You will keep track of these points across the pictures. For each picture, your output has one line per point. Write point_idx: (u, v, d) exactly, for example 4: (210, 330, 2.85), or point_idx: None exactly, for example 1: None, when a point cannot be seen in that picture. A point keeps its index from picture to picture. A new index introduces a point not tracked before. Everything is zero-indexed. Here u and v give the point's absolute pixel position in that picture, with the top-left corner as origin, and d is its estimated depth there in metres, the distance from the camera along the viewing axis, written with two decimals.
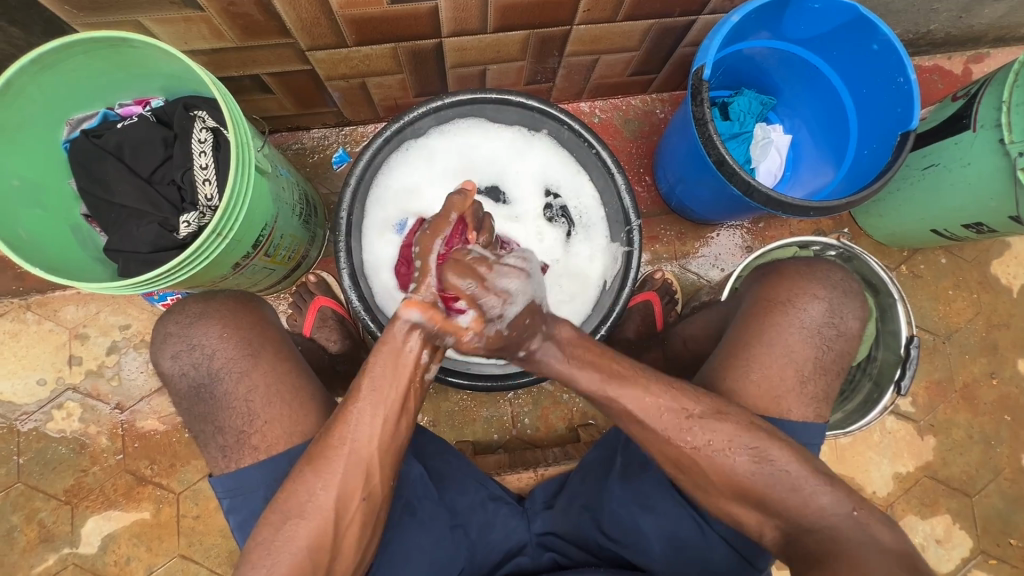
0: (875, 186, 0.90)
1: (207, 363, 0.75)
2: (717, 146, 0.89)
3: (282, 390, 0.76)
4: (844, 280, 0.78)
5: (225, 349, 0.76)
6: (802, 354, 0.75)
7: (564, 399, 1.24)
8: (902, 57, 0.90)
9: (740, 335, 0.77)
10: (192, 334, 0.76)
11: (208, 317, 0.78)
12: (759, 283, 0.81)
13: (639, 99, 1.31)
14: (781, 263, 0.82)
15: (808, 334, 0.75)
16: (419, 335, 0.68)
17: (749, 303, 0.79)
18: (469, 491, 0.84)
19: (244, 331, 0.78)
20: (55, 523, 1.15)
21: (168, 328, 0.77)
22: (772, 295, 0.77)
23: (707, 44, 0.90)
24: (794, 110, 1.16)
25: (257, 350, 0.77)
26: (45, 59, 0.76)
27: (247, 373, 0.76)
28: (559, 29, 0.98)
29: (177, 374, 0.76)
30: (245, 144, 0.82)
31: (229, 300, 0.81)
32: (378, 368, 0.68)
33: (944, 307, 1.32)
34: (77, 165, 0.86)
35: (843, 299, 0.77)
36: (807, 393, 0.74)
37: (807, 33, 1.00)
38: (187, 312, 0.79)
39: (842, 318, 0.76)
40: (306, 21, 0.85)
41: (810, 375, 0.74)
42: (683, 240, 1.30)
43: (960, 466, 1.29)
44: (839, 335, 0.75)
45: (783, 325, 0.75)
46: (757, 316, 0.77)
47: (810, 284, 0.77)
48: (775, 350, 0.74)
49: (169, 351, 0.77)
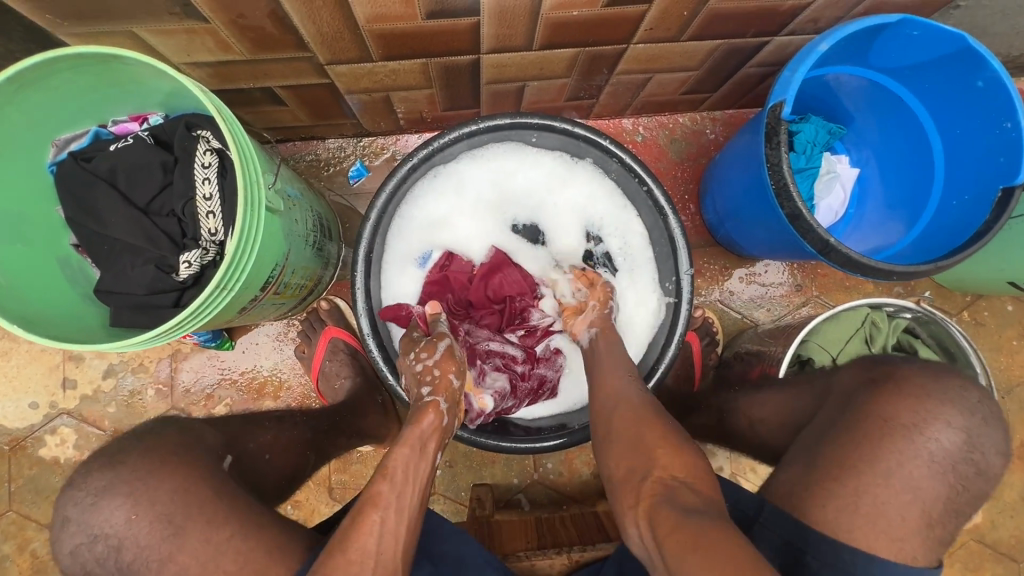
0: (970, 249, 0.78)
1: (113, 558, 0.65)
2: (792, 198, 0.78)
3: (223, 562, 0.65)
4: (983, 404, 0.66)
5: (133, 537, 0.65)
6: (930, 491, 0.63)
7: (590, 443, 1.16)
8: (1013, 99, 0.77)
9: (848, 461, 0.64)
10: (93, 522, 0.66)
11: (112, 493, 0.66)
12: (869, 395, 0.69)
13: (687, 117, 1.18)
14: (899, 371, 0.70)
15: (938, 470, 0.63)
16: (436, 439, 0.71)
17: (856, 420, 0.67)
18: (495, 574, 0.75)
19: (160, 507, 0.66)
20: (49, 554, 1.09)
21: (69, 512, 0.67)
22: (892, 414, 0.65)
23: (788, 76, 0.78)
24: (865, 141, 1.04)
25: (179, 527, 0.65)
26: (24, 77, 0.65)
27: (169, 559, 0.64)
28: (612, 48, 0.86)
29: (80, 570, 0.67)
30: (254, 180, 0.71)
31: (144, 460, 0.69)
32: (397, 470, 0.66)
33: (1007, 358, 1.22)
34: (64, 192, 0.76)
35: (983, 428, 0.65)
36: (934, 539, 0.62)
37: (896, 61, 0.87)
38: (87, 487, 0.68)
39: (981, 453, 0.64)
40: (327, 35, 0.74)
41: (941, 517, 0.63)
42: (726, 275, 1.19)
43: (1009, 530, 1.20)
44: (977, 474, 0.64)
45: (907, 457, 0.63)
46: (875, 438, 0.65)
47: (943, 407, 0.65)
48: (893, 486, 0.62)
49: (68, 543, 0.67)
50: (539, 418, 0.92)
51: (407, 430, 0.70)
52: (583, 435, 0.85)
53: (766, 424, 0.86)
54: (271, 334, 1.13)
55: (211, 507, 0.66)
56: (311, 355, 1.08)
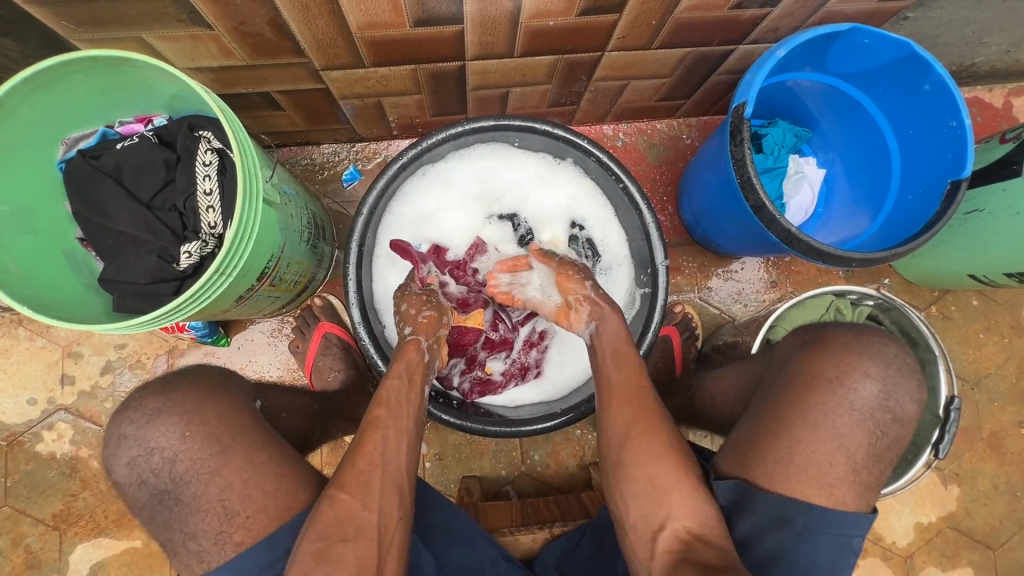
0: (922, 237, 0.84)
1: (168, 469, 0.69)
2: (755, 191, 0.84)
3: (261, 481, 0.69)
4: (899, 356, 0.74)
5: (187, 450, 0.69)
6: (854, 439, 0.71)
7: (576, 435, 1.19)
8: (956, 100, 0.84)
9: (783, 413, 0.72)
10: (149, 435, 0.70)
11: (168, 414, 0.71)
12: (801, 353, 0.77)
13: (665, 123, 1.25)
14: (827, 333, 0.78)
15: (859, 417, 0.71)
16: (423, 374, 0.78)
17: (789, 377, 0.75)
18: (483, 546, 0.79)
19: (210, 427, 0.71)
20: (42, 549, 1.10)
21: (124, 429, 0.71)
22: (816, 370, 0.74)
23: (749, 79, 0.85)
24: (830, 143, 1.10)
25: (227, 446, 0.70)
26: (40, 77, 0.70)
27: (217, 474, 0.68)
28: (589, 55, 0.92)
29: (135, 482, 0.70)
30: (253, 174, 0.76)
31: (193, 388, 0.74)
32: (391, 399, 0.73)
33: (974, 351, 1.27)
34: (72, 188, 0.80)
35: (899, 378, 0.73)
36: (860, 482, 0.70)
37: (851, 67, 0.94)
38: (144, 407, 0.72)
39: (898, 401, 0.73)
40: (322, 42, 0.79)
41: (862, 462, 0.70)
42: (705, 272, 1.24)
43: (983, 518, 1.24)
44: (895, 420, 0.72)
45: (832, 407, 0.71)
46: (801, 391, 0.73)
47: (862, 360, 0.73)
48: (823, 436, 0.70)
49: (124, 457, 0.70)
50: (522, 405, 0.96)
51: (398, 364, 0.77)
52: (571, 417, 0.89)
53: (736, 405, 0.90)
54: (267, 330, 1.17)
55: (235, 446, 0.70)
56: (305, 350, 1.11)
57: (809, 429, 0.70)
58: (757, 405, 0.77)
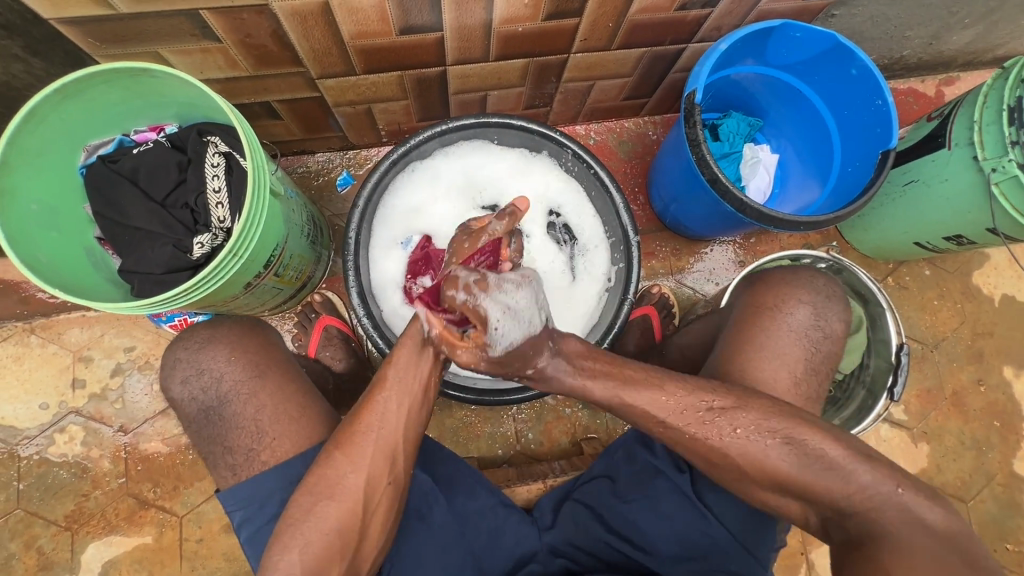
0: (860, 200, 0.95)
1: (215, 387, 0.77)
2: (709, 166, 0.96)
3: (288, 407, 0.77)
4: (826, 285, 0.88)
5: (232, 371, 0.78)
6: (793, 355, 0.82)
7: (567, 413, 1.26)
8: (878, 81, 0.97)
9: (737, 340, 0.84)
10: (201, 359, 0.79)
11: (217, 343, 0.80)
12: (749, 292, 0.90)
13: (632, 121, 1.36)
14: (767, 273, 0.92)
15: (796, 336, 0.83)
16: (437, 343, 0.74)
17: (741, 312, 0.88)
18: (479, 496, 0.85)
19: (251, 354, 0.80)
20: (54, 550, 1.13)
21: (178, 354, 0.80)
22: (760, 301, 0.86)
23: (697, 70, 0.96)
24: (780, 131, 1.23)
25: (265, 371, 0.79)
26: (67, 88, 0.79)
27: (254, 395, 0.77)
28: (556, 57, 1.04)
29: (186, 399, 0.78)
30: (261, 169, 0.85)
31: (237, 325, 0.83)
32: (401, 361, 0.72)
33: (931, 317, 1.37)
34: (93, 190, 0.88)
35: (827, 303, 0.86)
36: (801, 393, 0.81)
37: (789, 59, 1.07)
38: (196, 337, 0.82)
39: (827, 320, 0.85)
40: (318, 51, 0.90)
41: (802, 375, 0.82)
42: (677, 255, 1.34)
43: (954, 472, 1.32)
44: (825, 336, 0.84)
45: (774, 329, 0.83)
46: (747, 319, 0.85)
47: (796, 290, 0.86)
48: (768, 355, 0.82)
49: (177, 376, 0.79)
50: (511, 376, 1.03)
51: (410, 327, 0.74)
52: None
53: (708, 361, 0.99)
54: (270, 327, 1.24)
55: (269, 371, 0.79)
56: (308, 342, 1.18)
57: (755, 350, 0.82)
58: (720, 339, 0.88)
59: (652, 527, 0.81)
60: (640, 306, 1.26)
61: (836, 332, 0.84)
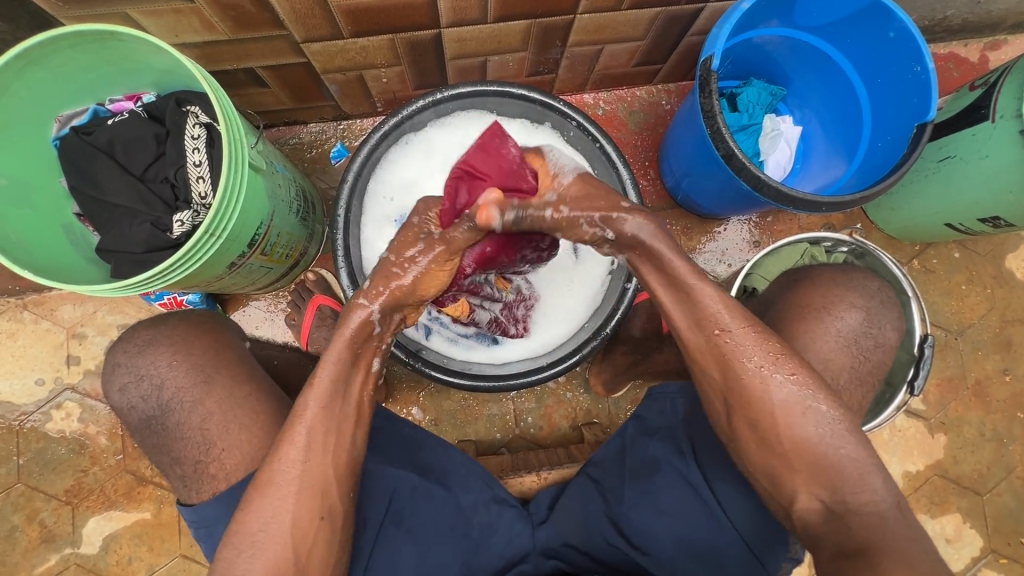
0: (890, 179, 0.87)
1: (155, 396, 0.77)
2: (725, 140, 0.88)
3: (237, 415, 0.76)
4: (879, 290, 0.84)
5: (174, 377, 0.77)
6: (838, 362, 0.79)
7: (568, 397, 1.22)
8: (919, 45, 0.87)
9: (777, 339, 0.80)
10: (141, 364, 0.78)
11: (157, 344, 0.79)
12: (792, 290, 0.85)
13: (644, 90, 1.27)
14: (815, 270, 0.87)
15: (843, 342, 0.79)
16: (370, 350, 0.71)
17: (781, 309, 0.83)
18: (472, 493, 0.84)
19: (195, 358, 0.78)
20: (56, 523, 1.14)
21: (118, 358, 0.80)
22: (810, 301, 0.82)
23: (715, 33, 0.88)
24: (804, 101, 1.13)
25: (210, 376, 0.78)
26: (30, 54, 0.74)
27: (200, 402, 0.76)
28: (561, 18, 0.95)
29: (126, 407, 0.78)
30: (238, 141, 0.80)
31: (180, 325, 0.82)
32: (325, 382, 0.67)
33: (957, 302, 1.29)
34: (67, 163, 0.84)
35: (880, 308, 0.82)
36: (841, 402, 0.78)
37: (819, 20, 0.98)
38: (136, 339, 0.81)
39: (880, 327, 0.81)
40: (300, 12, 0.83)
41: (844, 383, 0.79)
42: (688, 235, 1.27)
43: (971, 465, 1.26)
44: (877, 344, 0.81)
45: (818, 332, 0.79)
46: (795, 318, 0.81)
47: (847, 292, 0.82)
48: (810, 358, 0.78)
49: (118, 382, 0.79)
50: (509, 361, 1.00)
51: (336, 340, 0.68)
52: (559, 369, 0.95)
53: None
54: (263, 306, 1.20)
55: (216, 376, 0.78)
56: (301, 323, 1.14)
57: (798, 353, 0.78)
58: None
59: (653, 525, 0.77)
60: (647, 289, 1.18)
61: (889, 342, 0.81)
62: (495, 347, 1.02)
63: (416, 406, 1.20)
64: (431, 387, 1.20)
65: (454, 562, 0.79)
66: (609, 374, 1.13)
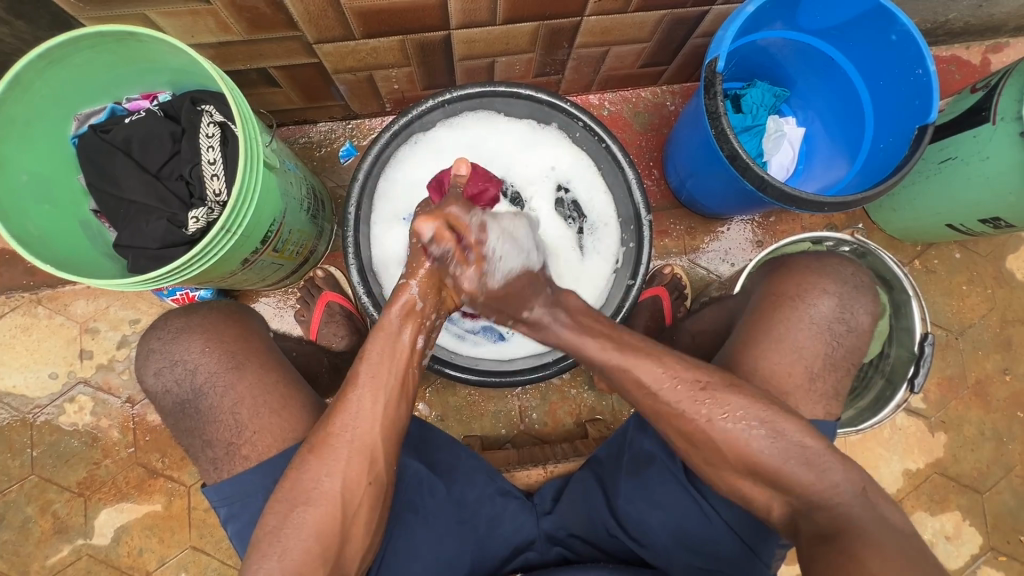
0: (891, 180, 0.89)
1: (190, 380, 0.78)
2: (730, 141, 0.90)
3: (267, 400, 0.78)
4: (854, 275, 0.84)
5: (207, 362, 0.78)
6: (813, 350, 0.80)
7: (572, 394, 1.24)
8: (921, 48, 0.89)
9: (754, 330, 0.82)
10: (174, 350, 0.79)
11: (190, 332, 0.80)
12: (769, 279, 0.87)
13: (649, 91, 1.29)
14: (791, 260, 0.88)
15: (817, 329, 0.80)
16: (412, 323, 0.72)
17: (758, 301, 0.85)
18: (478, 486, 0.85)
19: (227, 344, 0.80)
20: (69, 515, 1.16)
21: (153, 344, 0.81)
22: (781, 290, 0.83)
23: (720, 35, 0.89)
24: (808, 102, 1.15)
25: (241, 362, 0.79)
26: (52, 53, 0.76)
27: (232, 387, 0.78)
28: (568, 20, 0.97)
29: (161, 391, 0.79)
30: (254, 140, 0.81)
31: (214, 312, 0.84)
32: (375, 353, 0.70)
33: (958, 302, 1.30)
34: (85, 160, 0.85)
35: (854, 294, 0.83)
36: (816, 390, 0.79)
37: (822, 23, 1.00)
38: (170, 327, 0.82)
39: (853, 313, 0.82)
40: (313, 13, 0.84)
41: (820, 370, 0.80)
42: (692, 234, 1.28)
43: (971, 463, 1.28)
44: (850, 330, 0.81)
45: (793, 321, 0.81)
46: (767, 308, 0.83)
47: (820, 279, 0.83)
48: (785, 347, 0.80)
49: (152, 367, 0.80)
50: (514, 357, 1.01)
51: (385, 315, 0.72)
52: (564, 365, 0.96)
53: (713, 340, 0.99)
54: (273, 302, 1.22)
55: (248, 361, 0.80)
56: (310, 319, 1.16)
57: (773, 342, 0.80)
58: (734, 331, 0.86)
59: (648, 519, 0.79)
60: (650, 288, 1.21)
61: (862, 327, 0.81)
62: (502, 344, 1.04)
63: (423, 402, 1.22)
64: (437, 383, 1.22)
65: (462, 553, 0.81)
66: None
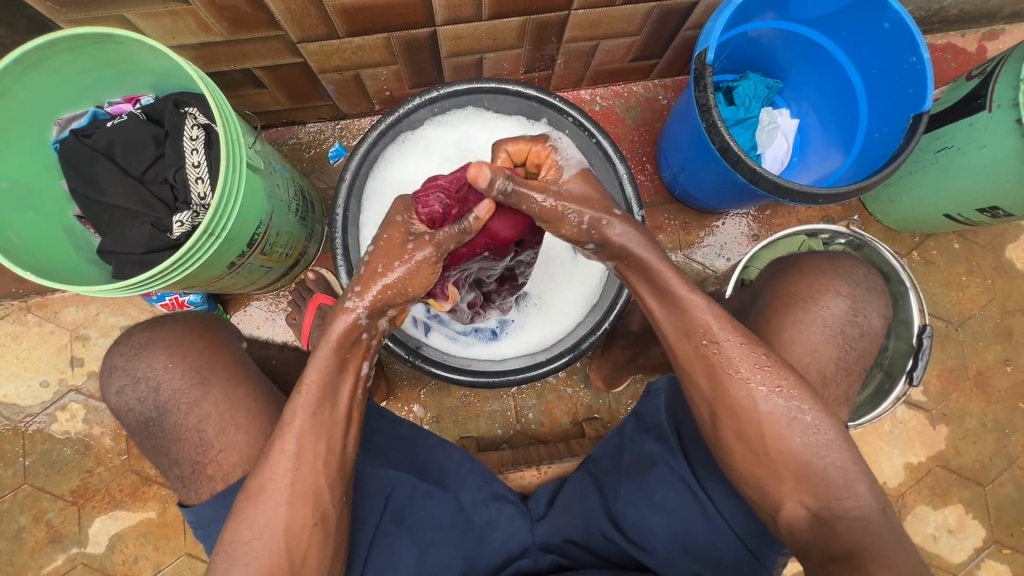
0: (885, 170, 0.88)
1: (153, 397, 0.78)
2: (721, 134, 0.89)
3: (233, 416, 0.77)
4: (866, 278, 0.84)
5: (170, 379, 0.78)
6: (825, 353, 0.79)
7: (568, 393, 1.22)
8: (914, 35, 0.88)
9: (765, 329, 0.80)
10: (137, 367, 0.79)
11: (152, 349, 0.80)
12: (781, 279, 0.85)
13: (641, 85, 1.27)
14: (803, 259, 0.87)
15: (829, 332, 0.79)
16: (359, 352, 0.69)
17: (770, 300, 0.83)
18: (470, 491, 0.84)
19: (190, 359, 0.79)
20: (62, 524, 1.15)
21: (115, 360, 0.81)
22: (795, 291, 0.82)
23: (710, 26, 0.88)
24: (801, 93, 1.13)
25: (206, 377, 0.78)
26: (29, 58, 0.74)
27: (196, 403, 0.77)
28: (556, 15, 0.96)
29: (124, 408, 0.79)
30: (235, 142, 0.80)
31: (174, 327, 0.83)
32: (314, 387, 0.66)
33: (957, 293, 1.28)
34: (67, 165, 0.84)
35: (866, 296, 0.82)
36: (828, 395, 0.79)
37: (813, 13, 0.98)
38: (133, 342, 0.82)
39: (866, 316, 0.81)
40: (295, 11, 0.83)
41: (832, 375, 0.79)
42: (687, 229, 1.27)
43: (973, 456, 1.26)
44: (864, 333, 0.81)
45: (805, 323, 0.79)
46: (783, 308, 0.81)
47: (833, 280, 0.82)
48: (798, 348, 0.78)
49: (115, 385, 0.80)
50: (507, 357, 1.01)
51: (323, 343, 0.66)
52: (555, 364, 0.95)
53: None
54: (264, 305, 1.21)
55: (212, 377, 0.79)
56: (302, 322, 1.14)
57: (786, 344, 0.78)
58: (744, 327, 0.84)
59: (648, 522, 0.78)
60: None
61: (875, 330, 0.80)
62: (492, 343, 1.03)
63: (418, 403, 1.21)
64: (432, 385, 1.21)
65: (456, 561, 0.80)
66: (609, 369, 1.13)
